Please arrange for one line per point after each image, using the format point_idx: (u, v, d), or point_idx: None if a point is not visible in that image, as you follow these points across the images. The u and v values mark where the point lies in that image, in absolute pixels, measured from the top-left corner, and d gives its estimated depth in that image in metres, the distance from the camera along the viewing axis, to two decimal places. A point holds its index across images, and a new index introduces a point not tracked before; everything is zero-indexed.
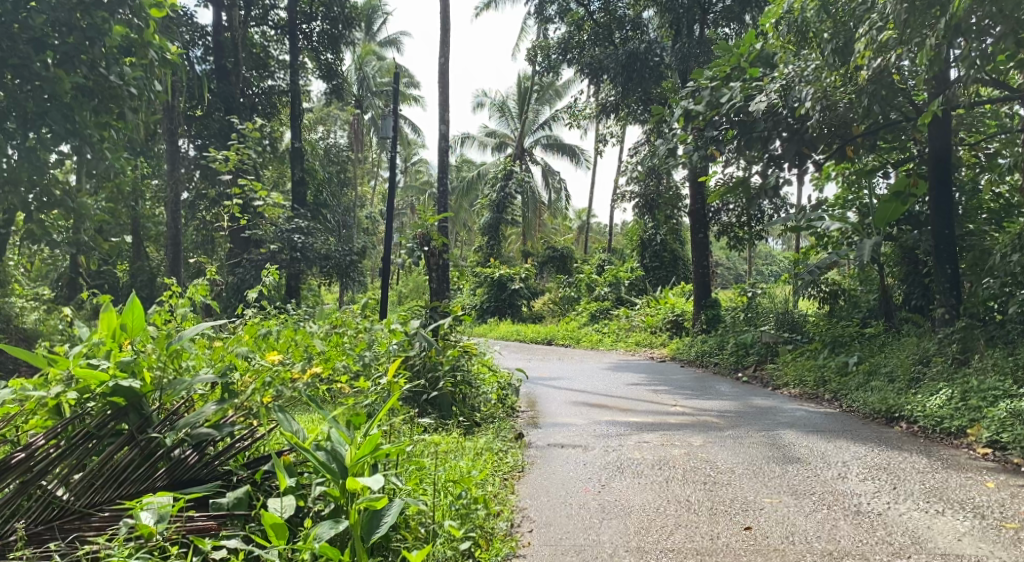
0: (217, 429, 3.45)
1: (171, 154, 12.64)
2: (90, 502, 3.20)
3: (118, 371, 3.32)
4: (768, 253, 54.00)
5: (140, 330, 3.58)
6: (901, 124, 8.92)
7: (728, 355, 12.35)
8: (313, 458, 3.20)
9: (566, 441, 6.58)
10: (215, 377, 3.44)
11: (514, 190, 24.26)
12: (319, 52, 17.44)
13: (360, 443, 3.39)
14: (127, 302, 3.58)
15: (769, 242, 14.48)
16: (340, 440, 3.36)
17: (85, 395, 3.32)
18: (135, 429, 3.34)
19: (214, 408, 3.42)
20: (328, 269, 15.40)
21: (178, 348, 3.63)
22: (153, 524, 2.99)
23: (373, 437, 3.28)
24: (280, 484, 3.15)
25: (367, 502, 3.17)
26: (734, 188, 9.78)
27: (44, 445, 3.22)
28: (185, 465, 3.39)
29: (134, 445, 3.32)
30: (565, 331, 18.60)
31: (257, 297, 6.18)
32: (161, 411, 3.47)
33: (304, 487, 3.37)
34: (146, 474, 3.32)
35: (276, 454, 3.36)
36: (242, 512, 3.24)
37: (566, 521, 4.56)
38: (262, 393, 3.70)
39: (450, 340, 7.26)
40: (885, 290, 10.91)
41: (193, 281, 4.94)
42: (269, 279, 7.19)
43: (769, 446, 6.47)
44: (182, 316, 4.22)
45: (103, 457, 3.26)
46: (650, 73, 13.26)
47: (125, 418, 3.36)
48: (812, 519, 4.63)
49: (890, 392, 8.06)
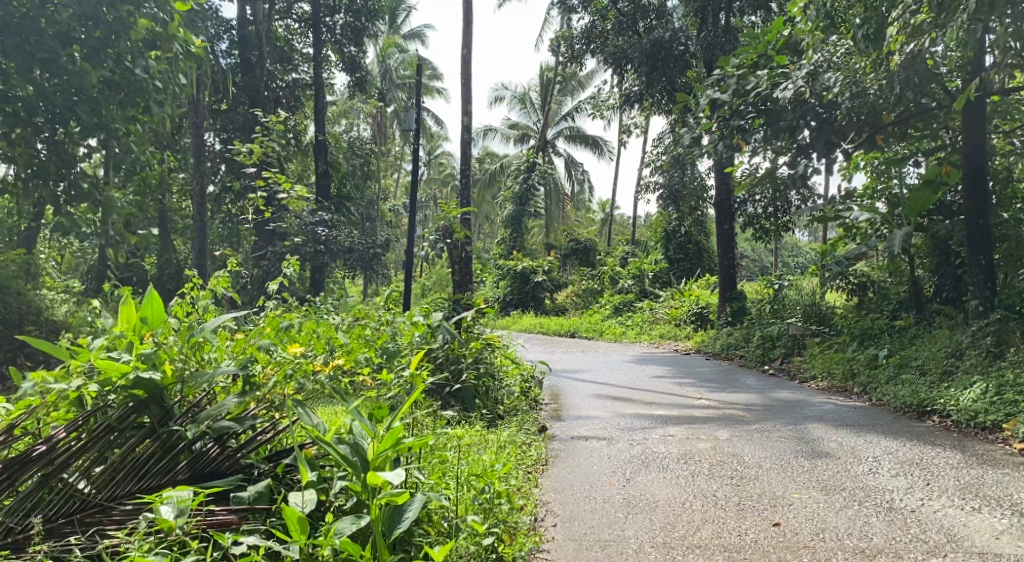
0: (239, 422, 3.41)
1: (197, 146, 12.69)
2: (110, 495, 3.15)
3: (140, 362, 3.29)
4: (794, 245, 53.53)
5: (162, 322, 3.54)
6: (934, 112, 8.73)
7: (754, 347, 12.22)
8: (335, 451, 3.15)
9: (589, 435, 6.53)
10: (236, 369, 3.41)
11: (537, 181, 24.16)
12: (343, 45, 17.46)
13: (383, 436, 3.33)
14: (147, 294, 3.55)
15: (797, 233, 14.31)
16: (363, 434, 3.31)
17: (107, 387, 3.30)
18: (157, 422, 3.30)
19: (235, 400, 3.39)
20: (352, 261, 15.40)
21: (200, 340, 3.61)
22: (174, 518, 2.92)
23: (396, 430, 3.22)
24: (302, 476, 3.06)
25: (389, 497, 3.10)
26: (761, 179, 9.65)
27: (66, 437, 3.17)
28: (207, 458, 3.33)
29: (156, 438, 3.27)
30: (588, 323, 18.54)
31: (279, 289, 6.14)
32: (183, 404, 3.42)
33: (326, 481, 3.31)
34: (167, 467, 3.27)
35: (297, 447, 3.29)
36: (264, 506, 3.20)
37: (591, 516, 4.50)
38: (284, 386, 3.67)
39: (473, 333, 7.27)
40: (915, 281, 10.73)
41: (215, 271, 4.89)
42: (289, 270, 7.03)
43: (797, 440, 6.37)
44: (205, 309, 4.21)
45: (125, 450, 3.21)
46: (676, 62, 13.12)
47: (147, 410, 3.31)
48: (843, 516, 4.54)
49: (922, 386, 7.92)
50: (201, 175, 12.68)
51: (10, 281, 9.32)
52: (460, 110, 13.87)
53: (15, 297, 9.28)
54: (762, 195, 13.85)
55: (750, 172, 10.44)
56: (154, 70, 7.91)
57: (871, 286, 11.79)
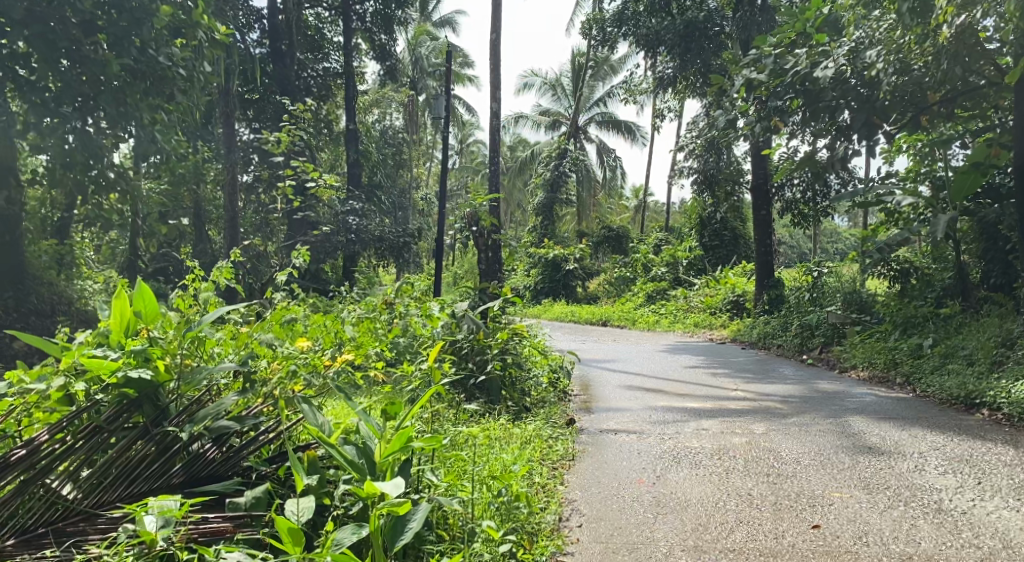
0: (239, 421, 3.21)
1: (226, 136, 12.57)
2: (96, 502, 2.92)
3: (130, 359, 3.09)
4: (833, 231, 52.69)
5: (156, 316, 3.30)
6: (985, 90, 8.35)
7: (792, 336, 11.90)
8: (339, 454, 2.95)
9: (619, 428, 6.32)
10: (238, 365, 3.22)
11: (569, 168, 23.79)
12: (372, 33, 17.29)
13: (390, 438, 3.14)
14: (138, 286, 3.29)
15: (836, 218, 13.90)
16: (369, 435, 3.12)
17: (95, 386, 3.11)
18: (151, 422, 3.12)
19: (236, 398, 3.20)
20: (383, 250, 15.25)
21: (199, 334, 3.40)
22: (156, 530, 2.64)
23: (404, 432, 3.02)
24: (297, 482, 2.83)
25: (390, 507, 2.83)
26: (800, 162, 9.32)
27: (50, 440, 2.93)
28: (202, 461, 3.15)
29: (149, 439, 3.08)
30: (621, 311, 18.30)
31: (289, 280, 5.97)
32: (179, 402, 3.23)
33: (330, 484, 3.12)
34: (161, 469, 3.07)
35: (299, 448, 3.09)
36: (260, 513, 2.99)
37: (618, 516, 4.29)
38: (289, 382, 3.49)
39: (500, 322, 7.08)
40: (962, 267, 10.30)
41: (218, 261, 4.69)
42: (299, 261, 6.78)
43: (838, 434, 6.09)
44: (207, 302, 4.01)
45: (116, 452, 3.00)
46: (710, 43, 12.91)
47: (140, 410, 3.12)
48: (888, 518, 4.27)
49: (970, 377, 7.60)
50: (232, 165, 12.58)
51: (44, 272, 9.37)
52: (489, 96, 13.65)
53: (47, 287, 9.28)
54: (800, 180, 13.45)
55: (788, 155, 10.14)
56: (178, 59, 7.78)
57: (915, 273, 11.37)
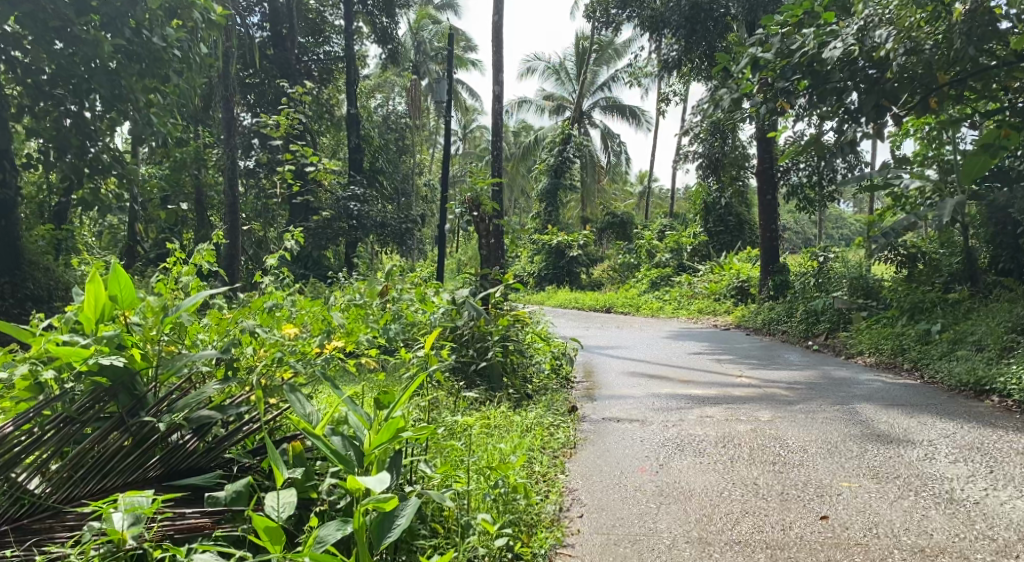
0: (221, 411, 3.08)
1: (226, 121, 12.37)
2: (65, 496, 2.80)
3: (102, 345, 2.93)
4: (839, 216, 52.51)
5: (132, 300, 3.13)
6: (995, 71, 8.25)
7: (797, 322, 11.77)
8: (325, 446, 2.81)
9: (622, 415, 6.18)
10: (220, 353, 3.08)
11: (573, 154, 23.50)
12: (374, 16, 17.09)
13: (381, 428, 2.99)
14: (112, 268, 3.11)
15: (842, 203, 13.74)
16: (359, 426, 2.98)
17: (64, 373, 2.95)
18: (126, 412, 2.97)
19: (218, 387, 3.07)
20: (385, 236, 15.11)
21: (179, 319, 3.24)
22: (126, 529, 2.55)
23: (394, 422, 2.88)
24: (277, 477, 2.69)
25: (376, 503, 2.72)
26: (806, 146, 9.15)
27: (16, 432, 2.80)
28: (181, 453, 3.03)
29: (125, 430, 2.95)
30: (625, 298, 18.17)
31: (278, 263, 5.79)
32: (158, 391, 3.10)
33: (316, 477, 3.00)
34: (137, 462, 2.95)
35: (283, 439, 2.96)
36: (242, 508, 2.81)
37: (620, 506, 4.17)
38: (276, 369, 3.35)
39: (502, 309, 6.94)
40: (970, 251, 10.16)
41: (200, 244, 4.52)
42: (292, 243, 6.62)
43: (846, 422, 5.96)
44: (188, 286, 3.87)
45: (87, 444, 2.87)
46: (716, 25, 12.68)
47: (114, 398, 2.98)
48: (899, 508, 4.14)
49: (980, 362, 7.48)
50: (233, 149, 12.36)
51: (40, 257, 9.16)
52: (492, 80, 13.47)
53: (45, 273, 9.13)
54: (806, 163, 13.26)
55: (793, 138, 9.95)
56: (175, 40, 7.51)
57: (922, 259, 11.20)
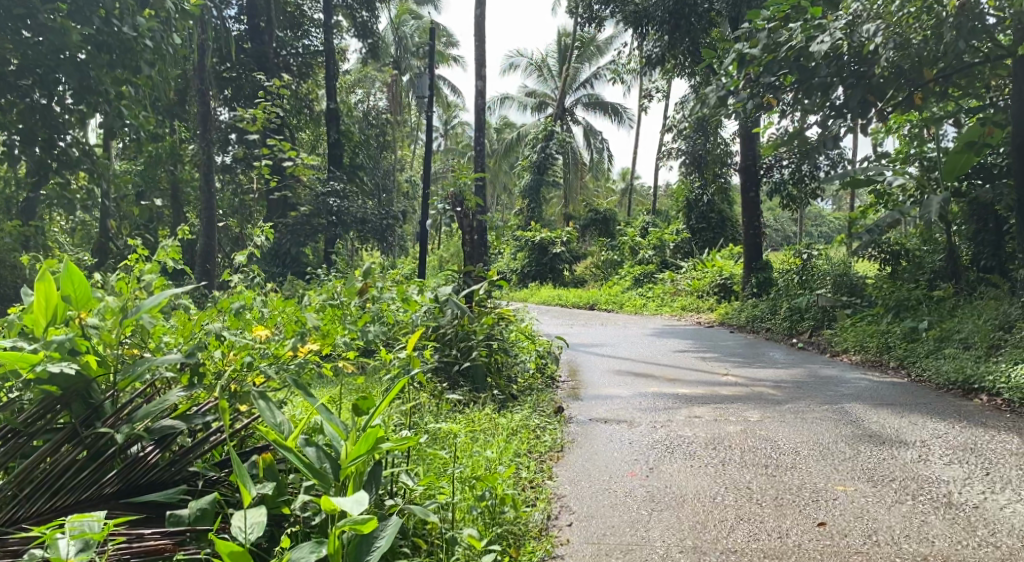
0: (186, 421, 2.87)
1: (201, 115, 12.07)
2: (8, 518, 2.60)
3: (52, 351, 2.69)
4: (818, 214, 52.90)
5: (88, 301, 2.87)
6: (977, 69, 8.32)
7: (781, 319, 11.68)
8: (297, 460, 2.62)
9: (609, 416, 6.04)
10: (185, 359, 2.86)
11: (556, 150, 23.32)
12: (354, 10, 16.85)
13: (358, 438, 2.80)
14: (64, 267, 2.85)
15: (824, 201, 13.66)
16: (335, 436, 2.79)
17: (10, 382, 2.71)
18: (80, 423, 2.77)
19: (181, 395, 2.85)
20: (365, 233, 14.90)
21: (138, 320, 3.00)
22: (73, 556, 2.31)
23: (374, 433, 2.68)
24: (245, 495, 2.48)
25: (353, 523, 2.52)
26: (790, 142, 9.02)
27: None
28: (142, 467, 2.84)
29: (79, 442, 2.75)
30: (609, 295, 18.04)
31: (248, 259, 5.56)
32: (116, 400, 2.88)
33: (289, 491, 2.81)
34: (92, 478, 2.76)
35: (253, 451, 2.75)
36: (206, 528, 2.68)
37: (611, 513, 4.01)
38: (247, 375, 3.13)
39: (485, 307, 6.79)
40: (953, 248, 10.10)
41: (165, 241, 4.25)
42: (263, 238, 6.38)
43: (837, 422, 5.84)
44: (152, 285, 3.64)
45: (34, 459, 2.67)
46: (699, 20, 12.52)
47: (68, 407, 2.78)
48: (897, 513, 4.02)
49: (968, 360, 7.40)
50: (209, 144, 12.05)
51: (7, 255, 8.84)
52: (474, 74, 13.28)
53: (11, 271, 8.80)
54: (790, 160, 13.13)
55: (778, 133, 9.81)
56: (148, 28, 7.16)
57: (906, 256, 11.13)
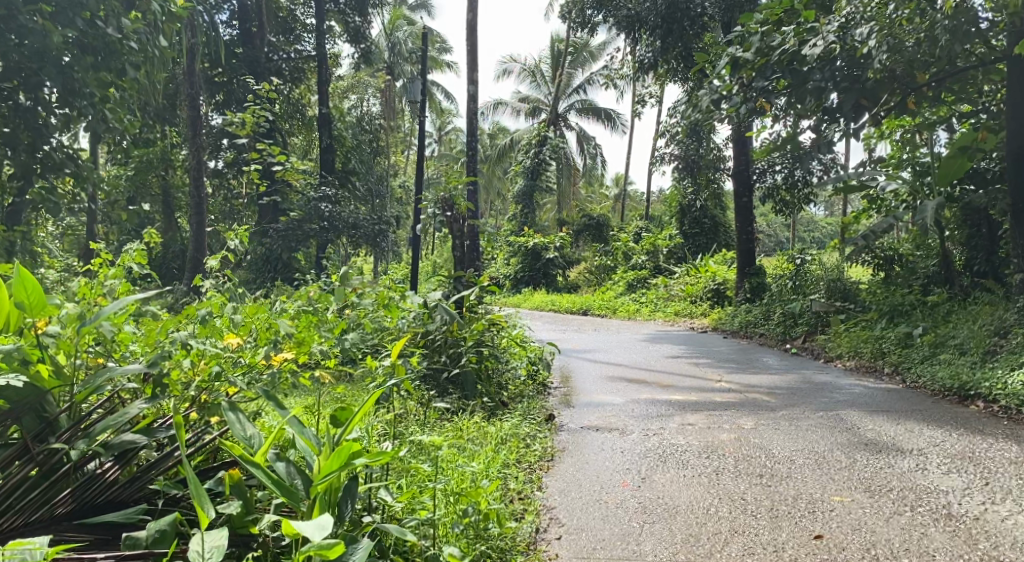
0: (148, 434, 2.74)
1: (189, 118, 11.92)
2: None
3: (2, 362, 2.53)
4: (811, 220, 52.99)
5: (44, 308, 2.69)
6: (970, 72, 8.23)
7: (775, 325, 11.57)
8: (264, 477, 2.49)
9: (601, 424, 5.91)
10: (148, 368, 2.71)
11: (549, 155, 23.26)
12: (346, 14, 16.74)
13: (330, 452, 2.68)
14: (17, 272, 2.68)
15: (818, 206, 13.56)
16: (307, 450, 2.68)
17: None
18: (31, 439, 2.64)
19: (143, 408, 2.71)
20: (356, 238, 14.75)
21: (99, 328, 2.84)
22: None
23: (346, 448, 2.56)
24: (201, 520, 2.32)
25: (319, 548, 2.36)
26: (783, 146, 8.91)
27: None
28: (97, 486, 2.71)
29: (30, 460, 2.62)
30: (602, 300, 17.93)
31: (221, 264, 5.38)
32: (74, 413, 2.75)
33: (255, 509, 2.68)
34: (44, 497, 2.62)
35: (219, 466, 2.61)
36: (164, 551, 2.51)
37: (601, 526, 3.88)
38: (216, 385, 3.00)
39: (476, 313, 6.65)
40: (946, 253, 10.01)
41: (129, 245, 4.07)
42: (239, 243, 6.22)
43: (833, 430, 5.72)
44: (115, 291, 3.49)
45: None
46: (692, 25, 12.42)
47: (20, 422, 2.63)
48: (895, 525, 3.90)
49: (964, 367, 7.29)
50: (199, 148, 11.91)
51: None
52: (466, 79, 13.18)
53: None
54: (783, 164, 13.03)
55: (771, 138, 9.71)
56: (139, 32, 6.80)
57: (899, 261, 11.03)
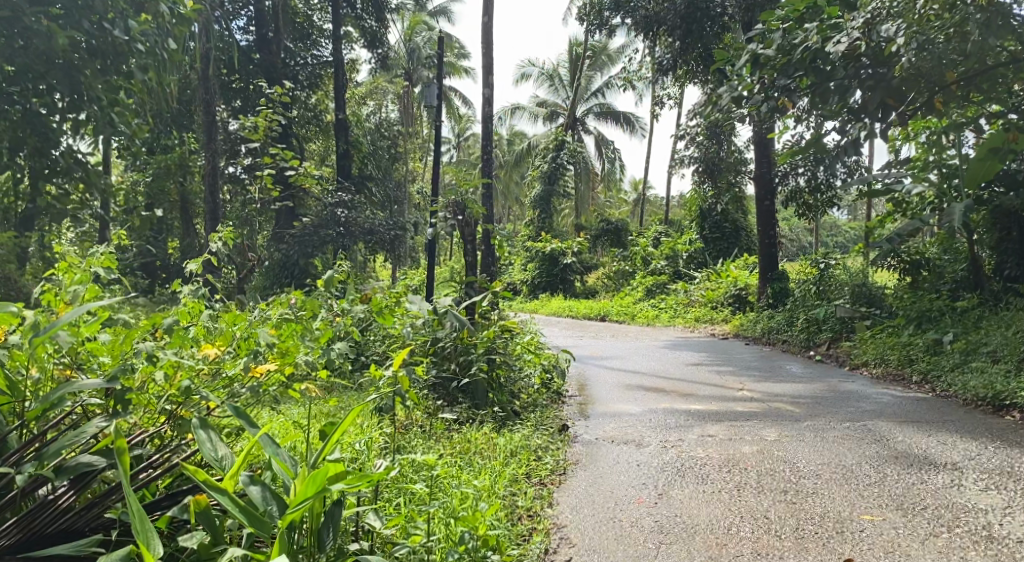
0: (105, 456, 2.54)
1: (202, 123, 11.79)
2: None
3: None
4: (834, 224, 52.36)
5: None
6: (1004, 68, 7.84)
7: (798, 331, 11.25)
8: (230, 503, 2.33)
9: (617, 435, 5.67)
10: (108, 383, 2.52)
11: (567, 160, 23.01)
12: (363, 19, 16.56)
13: (306, 476, 2.52)
14: None
15: (841, 209, 13.22)
16: (283, 474, 2.52)
17: None
18: None
19: (102, 427, 2.52)
20: (371, 244, 14.49)
21: (54, 339, 2.62)
22: None
23: (323, 471, 2.40)
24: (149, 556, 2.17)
25: None
26: (806, 146, 8.60)
27: None
28: (47, 514, 2.52)
29: None
30: (620, 306, 17.65)
31: (199, 271, 5.06)
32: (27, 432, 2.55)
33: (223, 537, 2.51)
34: None
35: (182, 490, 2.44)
36: None
37: (617, 547, 3.64)
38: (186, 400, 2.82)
39: (487, 319, 6.46)
40: (975, 257, 9.68)
41: (97, 247, 3.80)
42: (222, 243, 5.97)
43: (863, 442, 5.43)
44: (80, 298, 3.16)
45: None
46: (712, 25, 12.16)
47: None
48: (932, 549, 3.63)
49: (997, 376, 6.95)
50: (213, 153, 11.77)
51: None
52: (481, 82, 12.98)
53: None
54: (806, 167, 12.69)
55: (793, 139, 9.42)
56: (176, 32, 6.24)
57: (926, 265, 10.62)
